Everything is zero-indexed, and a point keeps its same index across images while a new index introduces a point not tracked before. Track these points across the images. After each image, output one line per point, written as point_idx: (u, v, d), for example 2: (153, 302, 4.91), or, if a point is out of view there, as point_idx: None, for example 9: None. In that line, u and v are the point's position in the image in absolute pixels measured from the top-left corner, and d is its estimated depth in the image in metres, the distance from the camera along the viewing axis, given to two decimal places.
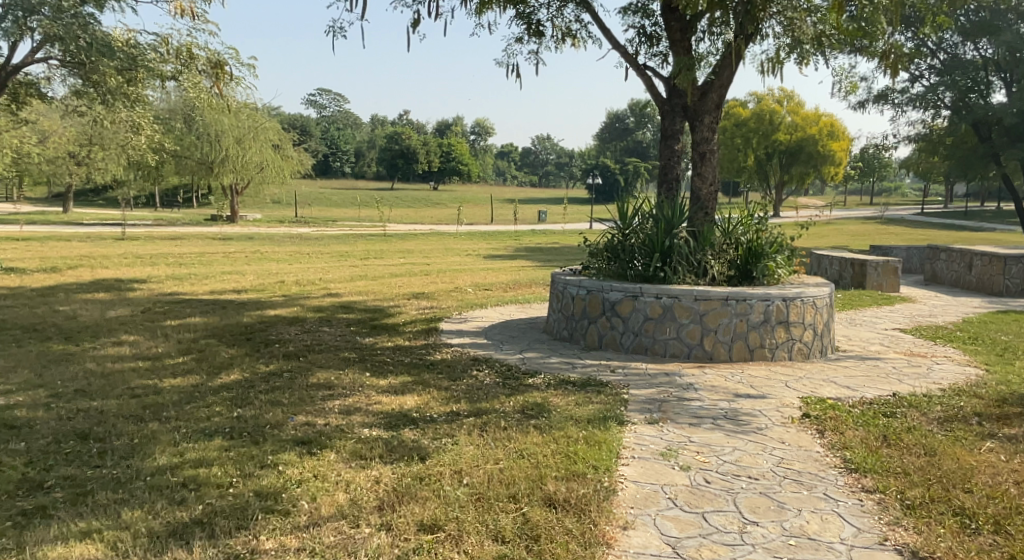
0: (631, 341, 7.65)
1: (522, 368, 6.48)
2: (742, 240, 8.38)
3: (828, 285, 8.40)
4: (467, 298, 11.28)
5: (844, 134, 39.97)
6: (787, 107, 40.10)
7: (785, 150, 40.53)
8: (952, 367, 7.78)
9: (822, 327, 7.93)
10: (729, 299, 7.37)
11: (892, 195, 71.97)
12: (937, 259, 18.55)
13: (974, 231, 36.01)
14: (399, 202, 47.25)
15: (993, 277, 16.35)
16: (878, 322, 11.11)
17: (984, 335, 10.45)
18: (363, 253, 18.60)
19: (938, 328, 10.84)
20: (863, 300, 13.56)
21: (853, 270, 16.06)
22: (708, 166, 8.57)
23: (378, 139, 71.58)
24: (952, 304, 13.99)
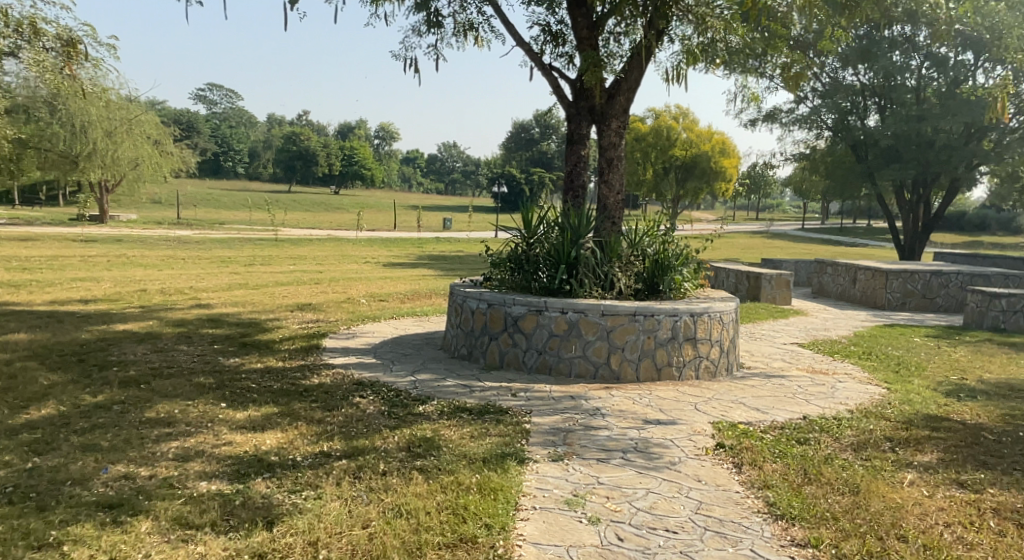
0: (534, 359, 7.03)
1: (413, 393, 5.74)
2: (649, 251, 7.99)
3: (734, 299, 8.12)
4: (355, 310, 10.43)
5: (734, 152, 41.61)
6: (683, 124, 40.91)
7: (681, 166, 41.52)
8: (855, 383, 7.59)
9: (729, 344, 7.60)
10: (637, 314, 6.91)
11: (777, 211, 75.60)
12: (823, 273, 19.03)
13: (853, 246, 37.92)
14: (294, 205, 45.52)
15: (876, 291, 16.83)
16: (776, 334, 11.00)
17: (877, 349, 10.46)
18: (247, 259, 17.28)
19: (833, 340, 10.81)
20: (760, 313, 13.54)
21: (748, 283, 16.16)
22: (615, 174, 8.11)
23: (274, 139, 69.03)
24: (842, 317, 14.21)
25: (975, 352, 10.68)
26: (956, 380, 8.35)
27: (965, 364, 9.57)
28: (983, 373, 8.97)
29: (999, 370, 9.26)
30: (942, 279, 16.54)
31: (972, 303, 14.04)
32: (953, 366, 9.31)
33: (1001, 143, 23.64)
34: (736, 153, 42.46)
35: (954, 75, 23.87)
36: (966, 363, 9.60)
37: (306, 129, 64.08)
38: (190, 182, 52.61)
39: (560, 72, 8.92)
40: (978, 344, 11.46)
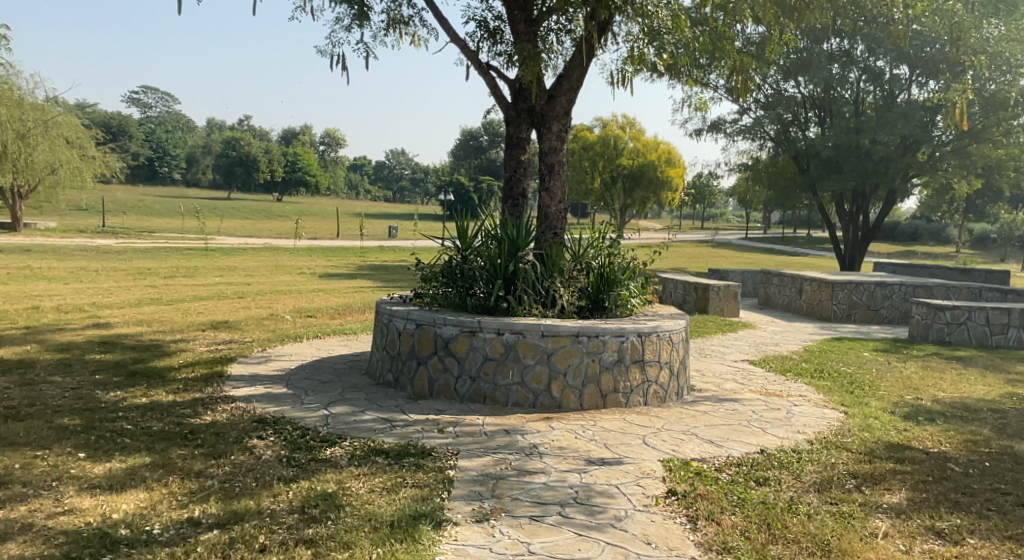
0: (468, 387, 6.29)
1: (323, 432, 4.99)
2: (593, 264, 7.41)
3: (684, 315, 7.59)
4: (276, 327, 9.59)
5: (680, 161, 41.85)
6: (630, 134, 41.03)
7: (628, 175, 41.49)
8: (812, 407, 7.11)
9: (678, 365, 7.03)
10: (580, 335, 6.29)
11: (721, 221, 76.64)
12: (770, 283, 18.82)
13: (795, 256, 38.33)
14: (232, 213, 43.87)
15: (822, 302, 16.60)
16: (725, 350, 10.52)
17: (829, 364, 10.04)
18: (169, 271, 16.15)
19: (783, 356, 10.37)
20: (708, 327, 13.11)
21: (696, 295, 15.76)
22: (557, 181, 7.49)
23: (213, 144, 66.89)
24: (790, 330, 13.89)
25: (925, 367, 10.37)
26: (911, 400, 7.94)
27: (918, 381, 9.22)
28: (936, 392, 8.62)
29: (952, 387, 8.92)
30: (885, 290, 16.44)
31: (917, 315, 13.87)
32: (905, 384, 8.94)
33: (935, 155, 23.93)
34: (682, 162, 42.85)
35: (890, 86, 24.19)
36: (917, 380, 9.25)
37: (247, 134, 62.28)
38: (121, 189, 50.39)
39: (498, 71, 8.29)
40: (927, 358, 11.20)
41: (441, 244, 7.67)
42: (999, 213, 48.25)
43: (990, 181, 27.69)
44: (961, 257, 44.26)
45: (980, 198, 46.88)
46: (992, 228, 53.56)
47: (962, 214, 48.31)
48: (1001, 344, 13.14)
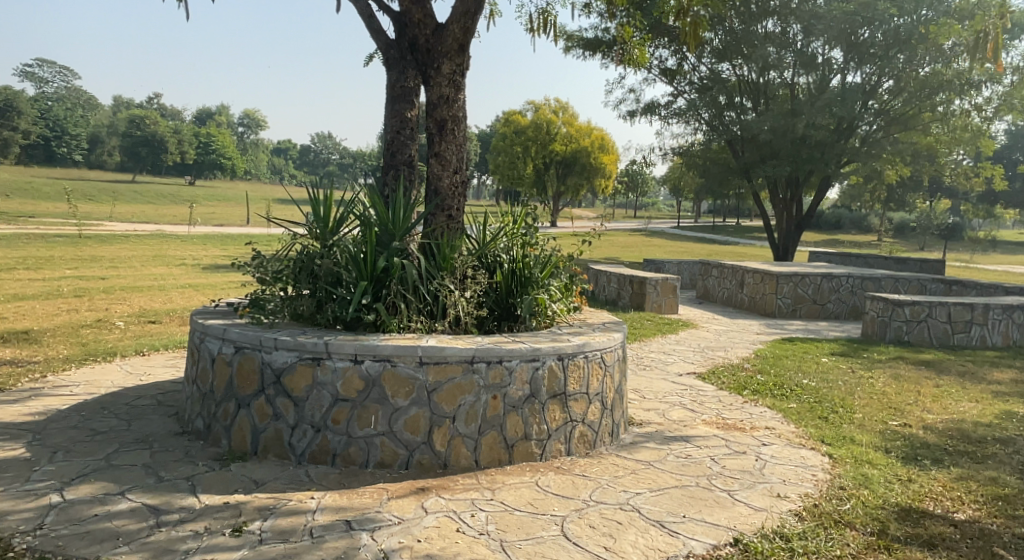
0: (308, 441, 4.29)
1: (18, 549, 3.05)
2: (502, 258, 5.50)
3: (624, 325, 5.78)
4: (93, 338, 7.33)
5: (614, 148, 40.56)
6: (562, 118, 39.50)
7: (561, 162, 39.92)
8: (787, 446, 5.42)
9: (613, 397, 5.19)
10: (475, 359, 4.38)
11: (652, 209, 76.01)
12: (708, 275, 17.34)
13: (727, 245, 37.41)
14: (134, 197, 39.97)
15: (766, 297, 15.11)
16: (668, 359, 8.79)
17: (787, 376, 8.40)
18: (10, 263, 13.42)
19: (733, 365, 8.73)
20: (646, 327, 11.39)
21: (631, 289, 14.05)
22: (449, 143, 5.51)
23: (118, 123, 61.90)
24: (734, 329, 12.32)
25: (895, 378, 8.88)
26: (897, 430, 6.36)
27: (891, 398, 7.67)
28: (919, 414, 7.06)
29: (933, 406, 7.42)
30: (832, 283, 15.11)
31: (871, 312, 12.53)
32: (880, 402, 7.41)
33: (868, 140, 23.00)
34: (615, 150, 41.52)
35: (822, 71, 23.04)
36: (890, 396, 7.74)
37: (155, 113, 57.83)
38: (9, 170, 45.58)
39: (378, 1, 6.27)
40: (894, 365, 9.76)
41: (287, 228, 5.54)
42: (919, 204, 48.91)
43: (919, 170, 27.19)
44: (885, 247, 44.52)
45: (901, 188, 47.26)
46: (911, 218, 54.40)
47: (883, 205, 48.66)
48: (962, 343, 11.98)
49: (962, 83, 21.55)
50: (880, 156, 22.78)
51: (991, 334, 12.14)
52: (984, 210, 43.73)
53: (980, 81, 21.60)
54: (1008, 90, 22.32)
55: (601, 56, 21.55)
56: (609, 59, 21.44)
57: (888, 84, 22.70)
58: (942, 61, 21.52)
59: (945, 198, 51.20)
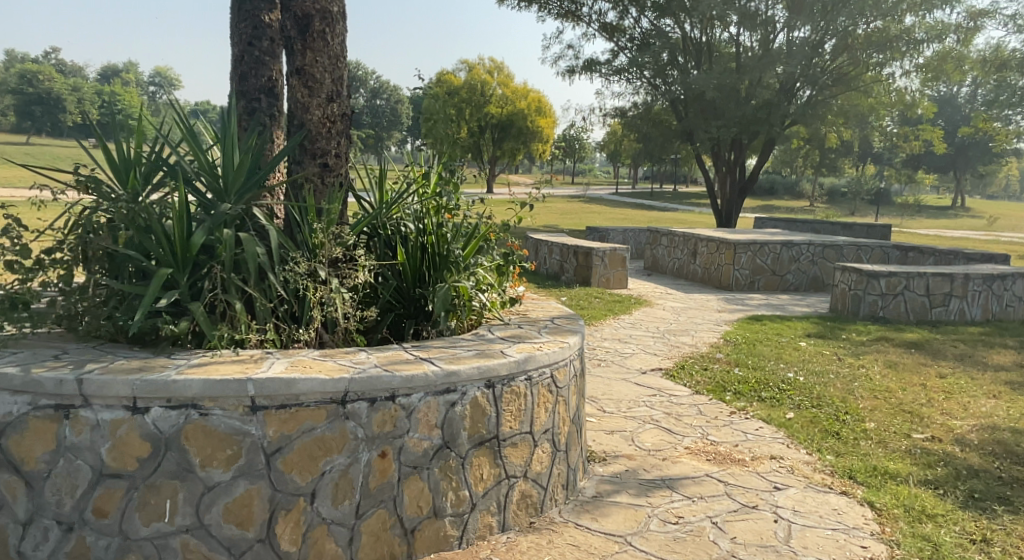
0: (52, 546, 2.54)
1: None
2: (409, 229, 3.95)
3: (582, 322, 4.16)
4: None
5: (549, 110, 38.93)
6: (497, 78, 37.61)
7: (496, 124, 38.19)
8: (809, 491, 3.93)
9: (568, 433, 3.54)
10: (349, 397, 2.66)
11: (588, 174, 74.76)
12: (657, 244, 15.93)
13: (665, 211, 36.37)
14: (24, 160, 36.00)
15: (722, 268, 13.72)
16: (629, 350, 7.22)
17: (770, 369, 6.99)
18: None
19: (706, 356, 7.26)
20: (596, 307, 9.84)
21: (576, 260, 12.44)
22: (318, 54, 3.83)
23: (11, 78, 56.51)
24: (693, 307, 10.90)
25: (890, 370, 7.60)
26: (929, 449, 5.03)
27: (900, 399, 6.42)
28: (943, 422, 5.80)
29: (953, 407, 6.34)
30: (793, 252, 13.83)
31: (842, 284, 11.52)
32: (891, 409, 6.10)
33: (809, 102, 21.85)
34: (552, 113, 39.80)
35: (765, 29, 21.56)
36: (900, 397, 6.49)
37: (51, 70, 52.81)
38: None
39: None
40: (879, 351, 8.52)
41: (35, 184, 3.76)
42: (848, 169, 49.04)
43: (859, 133, 26.45)
44: (819, 213, 44.39)
45: (833, 153, 47.16)
46: (841, 184, 54.69)
47: (814, 171, 48.62)
48: (940, 318, 11.15)
49: (908, 41, 20.56)
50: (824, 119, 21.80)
51: (970, 308, 11.37)
52: (907, 176, 44.23)
53: (925, 38, 20.44)
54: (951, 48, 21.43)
55: (538, 8, 19.59)
56: (547, 9, 19.53)
57: (830, 45, 21.63)
58: (886, 18, 20.45)
59: (873, 165, 51.53)
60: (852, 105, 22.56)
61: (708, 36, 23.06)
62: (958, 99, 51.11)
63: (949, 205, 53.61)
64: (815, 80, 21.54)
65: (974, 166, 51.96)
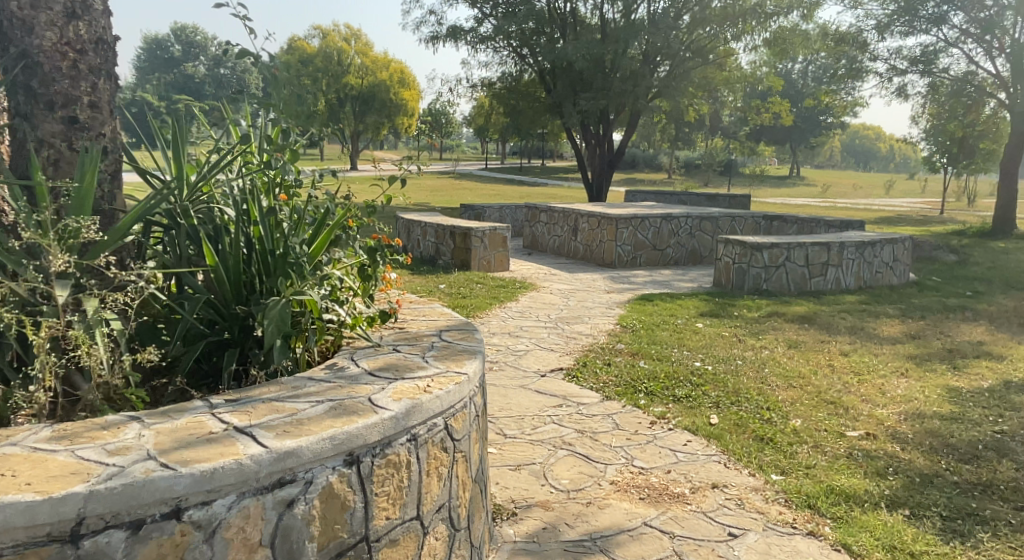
0: None
1: None
2: (227, 214, 3.12)
3: (481, 334, 3.30)
4: None
5: (414, 84, 39.66)
6: (354, 48, 37.59)
7: (358, 97, 37.54)
8: (771, 535, 3.12)
9: (472, 501, 2.64)
10: (85, 525, 1.77)
11: (455, 152, 73.68)
12: (536, 221, 15.16)
13: (534, 187, 36.16)
14: None
15: (604, 245, 13.09)
16: (521, 351, 6.36)
17: (676, 362, 6.31)
18: None
19: (608, 349, 6.62)
20: (477, 298, 8.93)
21: (453, 242, 11.87)
22: None
23: None
24: (580, 291, 10.19)
25: (794, 351, 7.10)
26: (871, 452, 4.43)
27: (817, 386, 5.87)
28: (868, 413, 5.29)
29: (869, 392, 5.86)
30: (672, 226, 13.47)
31: (725, 258, 11.09)
32: (813, 400, 5.52)
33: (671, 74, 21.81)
34: (417, 87, 40.28)
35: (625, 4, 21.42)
36: (817, 383, 5.93)
37: None
38: None
39: None
40: (774, 329, 8.10)
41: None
42: (701, 142, 50.87)
43: (716, 104, 26.91)
44: (676, 184, 45.81)
45: (687, 127, 48.77)
46: (696, 156, 56.66)
47: (670, 146, 50.12)
48: (819, 288, 10.98)
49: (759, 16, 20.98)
50: (686, 91, 21.85)
51: (844, 276, 11.29)
52: (752, 149, 46.42)
53: (774, 12, 21.07)
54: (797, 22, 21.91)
55: None
56: None
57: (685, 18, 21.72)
58: None
59: (721, 139, 53.81)
60: (707, 79, 22.81)
61: (571, 7, 22.46)
62: (794, 76, 54.20)
63: (789, 176, 57.04)
64: (674, 53, 21.51)
65: (808, 138, 55.41)
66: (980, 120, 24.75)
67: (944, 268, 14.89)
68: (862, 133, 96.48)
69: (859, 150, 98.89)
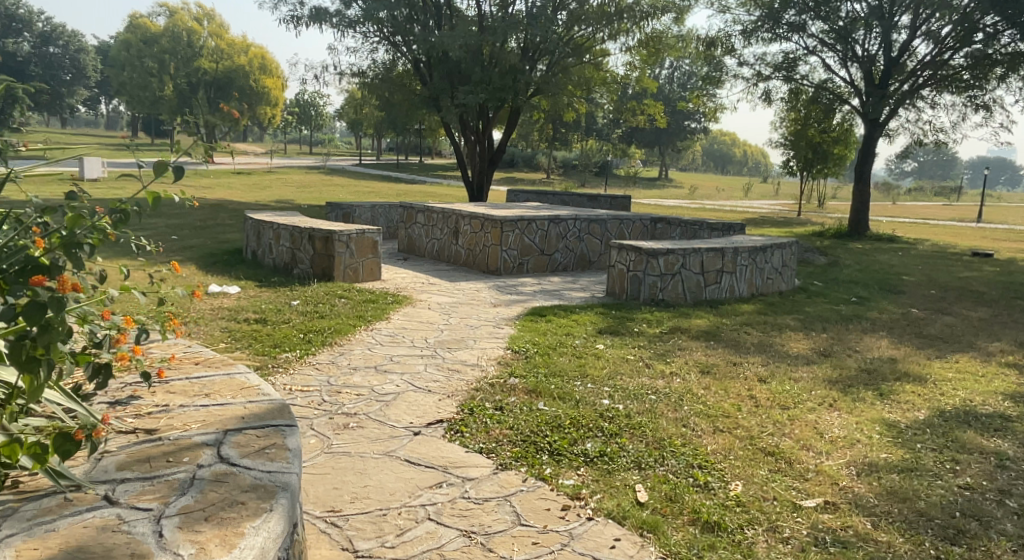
0: None
1: None
2: None
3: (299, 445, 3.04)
4: None
5: (276, 71, 37.66)
6: (207, 29, 35.33)
7: (212, 82, 35.21)
8: None
9: None
10: None
11: (328, 147, 70.78)
12: (412, 223, 13.76)
13: (410, 184, 34.64)
14: None
15: (488, 249, 11.87)
16: (387, 400, 5.18)
17: (577, 405, 5.31)
18: None
19: (503, 387, 5.69)
20: (340, 322, 7.67)
21: (312, 246, 10.35)
22: None
23: None
24: (461, 306, 9.09)
25: (709, 379, 6.12)
26: (844, 538, 3.44)
27: (748, 430, 4.86)
28: (813, 466, 4.31)
29: (806, 433, 4.84)
30: (560, 229, 12.48)
31: (619, 265, 10.12)
32: (748, 449, 4.51)
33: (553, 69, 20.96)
34: (279, 74, 38.34)
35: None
36: (744, 425, 4.93)
37: None
38: None
39: None
40: (680, 346, 7.28)
41: None
42: (576, 142, 50.90)
43: (594, 104, 26.42)
44: (554, 185, 45.55)
45: (563, 127, 48.68)
46: (571, 157, 56.71)
47: (546, 146, 49.91)
48: (715, 297, 10.12)
49: (630, 15, 20.61)
50: (567, 88, 21.04)
51: (738, 283, 10.43)
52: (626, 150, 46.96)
53: (650, 12, 20.73)
54: (672, 22, 21.65)
55: None
56: None
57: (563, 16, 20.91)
58: None
59: (596, 138, 54.19)
60: (584, 78, 22.10)
61: None
62: (663, 79, 55.34)
63: (660, 177, 58.28)
64: (552, 50, 20.67)
65: (676, 142, 56.82)
66: (837, 127, 25.55)
67: (822, 268, 14.72)
68: (722, 137, 100.28)
69: (719, 154, 103.16)
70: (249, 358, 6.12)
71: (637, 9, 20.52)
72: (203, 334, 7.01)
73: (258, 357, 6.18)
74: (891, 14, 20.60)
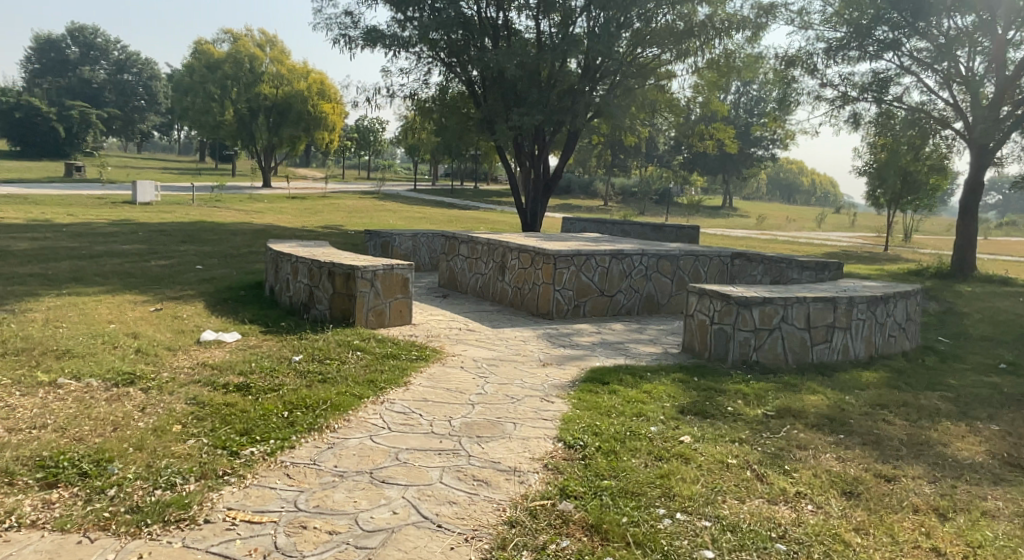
0: None
1: None
2: None
3: None
4: None
5: (333, 96, 36.41)
6: (268, 54, 34.98)
7: (272, 107, 34.66)
8: None
9: None
10: None
11: (387, 170, 70.55)
12: (454, 254, 12.02)
13: (463, 210, 33.22)
14: None
15: (540, 289, 10.03)
16: (371, 549, 3.45)
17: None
18: None
19: (551, 519, 3.81)
20: (343, 388, 5.94)
21: (329, 283, 8.68)
22: None
23: None
24: (503, 365, 7.28)
25: (859, 507, 4.14)
26: None
27: None
28: None
29: None
30: (624, 265, 10.58)
31: (701, 315, 8.15)
32: None
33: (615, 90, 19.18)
34: (338, 100, 37.20)
35: (562, 13, 18.42)
36: None
37: None
38: None
39: None
40: (796, 439, 5.30)
41: None
42: (636, 168, 48.98)
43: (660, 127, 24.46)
44: (614, 213, 43.57)
45: (624, 154, 46.84)
46: (631, 183, 54.76)
47: (607, 173, 48.12)
48: (823, 358, 8.05)
49: (703, 34, 18.68)
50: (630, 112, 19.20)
51: (853, 341, 8.32)
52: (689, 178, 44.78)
53: (725, 29, 18.71)
54: (748, 40, 19.58)
55: None
56: None
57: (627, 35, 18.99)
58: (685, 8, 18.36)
59: (658, 164, 52.16)
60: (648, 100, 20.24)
61: (503, 14, 19.46)
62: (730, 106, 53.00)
63: (723, 206, 55.67)
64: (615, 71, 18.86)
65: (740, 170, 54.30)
66: (933, 155, 22.90)
67: (937, 316, 12.40)
68: (789, 166, 96.26)
69: (785, 184, 99.39)
70: (200, 455, 4.39)
71: (710, 26, 18.56)
72: (162, 409, 5.32)
73: (214, 453, 4.44)
74: (1003, 29, 17.88)
